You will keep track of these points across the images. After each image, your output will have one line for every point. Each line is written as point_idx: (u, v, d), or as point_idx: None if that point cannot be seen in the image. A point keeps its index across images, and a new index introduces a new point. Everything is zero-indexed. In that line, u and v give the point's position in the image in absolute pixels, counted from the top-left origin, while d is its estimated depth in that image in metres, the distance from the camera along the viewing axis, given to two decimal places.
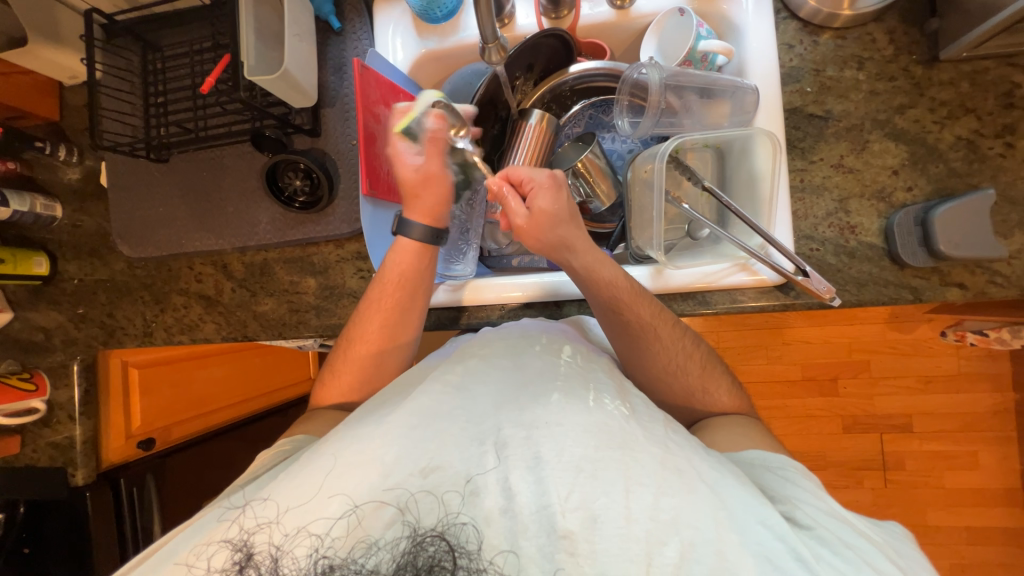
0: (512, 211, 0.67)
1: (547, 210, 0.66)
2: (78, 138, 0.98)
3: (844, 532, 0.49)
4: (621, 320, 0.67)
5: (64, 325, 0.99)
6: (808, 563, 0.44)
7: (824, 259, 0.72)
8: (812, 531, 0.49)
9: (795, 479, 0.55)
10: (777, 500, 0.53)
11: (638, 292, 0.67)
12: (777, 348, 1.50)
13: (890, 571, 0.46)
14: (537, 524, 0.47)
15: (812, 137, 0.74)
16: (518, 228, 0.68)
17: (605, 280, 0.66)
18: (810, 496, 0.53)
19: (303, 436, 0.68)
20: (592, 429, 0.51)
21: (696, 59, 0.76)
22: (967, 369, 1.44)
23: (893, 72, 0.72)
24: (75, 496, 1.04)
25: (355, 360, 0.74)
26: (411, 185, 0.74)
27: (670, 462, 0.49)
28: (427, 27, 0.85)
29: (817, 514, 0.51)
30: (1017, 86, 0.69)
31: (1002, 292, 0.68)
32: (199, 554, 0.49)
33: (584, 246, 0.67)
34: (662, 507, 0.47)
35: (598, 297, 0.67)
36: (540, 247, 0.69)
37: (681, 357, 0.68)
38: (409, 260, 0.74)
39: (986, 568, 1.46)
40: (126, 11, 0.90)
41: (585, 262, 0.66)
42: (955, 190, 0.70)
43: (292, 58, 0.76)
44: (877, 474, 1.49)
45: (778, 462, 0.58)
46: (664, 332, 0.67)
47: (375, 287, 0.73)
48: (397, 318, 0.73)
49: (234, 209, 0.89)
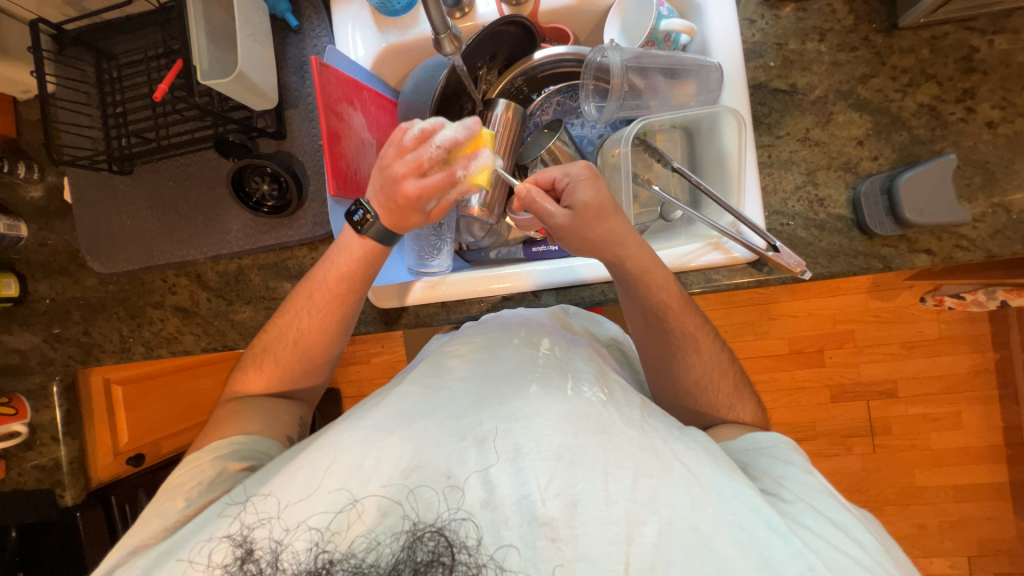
0: (546, 212, 0.62)
1: (588, 204, 0.61)
2: (37, 154, 0.95)
3: (833, 510, 0.51)
4: (663, 327, 0.66)
5: (40, 346, 0.96)
6: (785, 533, 0.46)
7: (794, 233, 0.72)
8: (794, 504, 0.51)
9: (784, 457, 0.58)
10: (762, 478, 0.56)
11: (685, 302, 0.67)
12: (763, 324, 1.52)
13: (866, 539, 0.49)
14: (517, 514, 0.47)
15: (778, 112, 0.74)
16: (557, 227, 0.63)
17: (657, 283, 0.64)
18: (797, 470, 0.56)
19: (245, 435, 0.65)
20: (569, 416, 0.52)
21: (659, 40, 0.75)
22: (947, 332, 1.47)
23: (854, 42, 0.72)
24: (64, 517, 1.03)
25: (283, 345, 0.73)
26: (387, 185, 0.66)
27: (647, 444, 0.50)
28: (387, 20, 0.83)
29: (801, 490, 0.53)
30: (975, 50, 0.69)
31: (968, 256, 0.69)
32: (200, 550, 0.49)
33: (635, 243, 0.63)
34: (641, 488, 0.47)
35: (647, 300, 0.66)
36: (587, 247, 0.64)
37: (715, 372, 0.68)
38: (358, 252, 0.71)
39: (974, 523, 1.50)
40: (74, 19, 0.87)
41: (637, 260, 0.63)
42: (920, 157, 0.70)
43: (247, 59, 0.74)
44: (865, 439, 1.52)
45: (770, 441, 0.61)
46: (703, 343, 0.68)
47: (324, 268, 0.73)
48: (337, 308, 0.72)
49: (203, 218, 0.88)
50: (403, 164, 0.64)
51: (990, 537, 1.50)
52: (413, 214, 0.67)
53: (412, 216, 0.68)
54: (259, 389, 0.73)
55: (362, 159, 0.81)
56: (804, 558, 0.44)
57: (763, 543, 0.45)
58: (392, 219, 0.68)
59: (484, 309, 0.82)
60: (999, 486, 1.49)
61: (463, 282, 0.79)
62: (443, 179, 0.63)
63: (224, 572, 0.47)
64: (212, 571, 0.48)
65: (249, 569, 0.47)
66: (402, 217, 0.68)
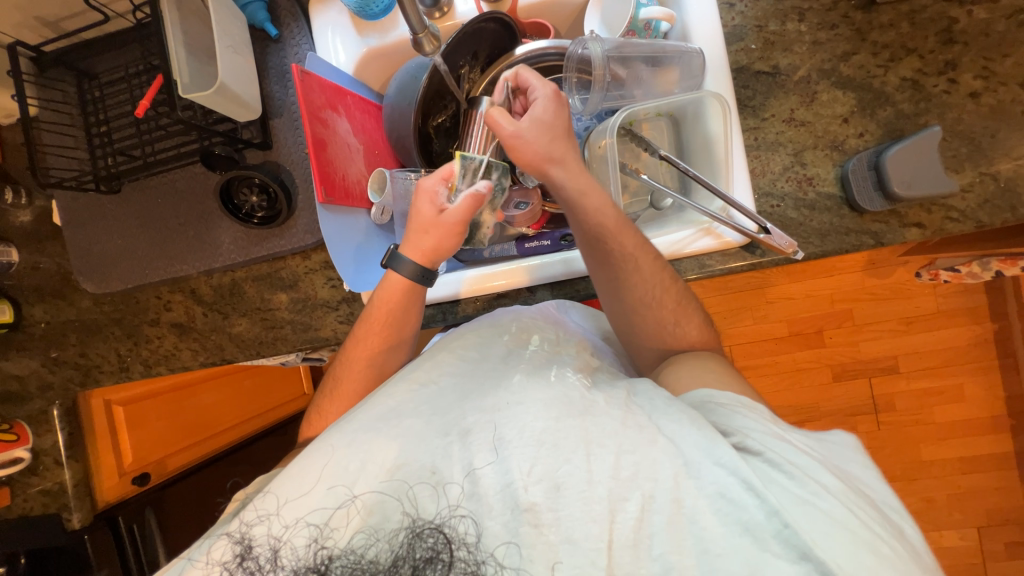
0: (498, 123, 0.65)
1: (539, 122, 0.65)
2: (23, 178, 0.94)
3: (792, 453, 0.48)
4: (604, 249, 0.65)
5: (37, 370, 0.97)
6: (758, 491, 0.44)
7: (785, 214, 0.73)
8: (762, 457, 0.48)
9: (739, 409, 0.53)
10: (728, 431, 0.51)
11: (623, 223, 0.66)
12: (762, 307, 1.52)
13: (832, 481, 0.46)
14: (501, 502, 0.47)
15: (762, 94, 0.74)
16: (505, 136, 0.65)
17: (592, 205, 0.64)
18: (755, 422, 0.52)
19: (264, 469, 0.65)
20: (552, 402, 0.52)
21: (639, 28, 0.76)
22: (945, 306, 1.47)
23: (834, 20, 0.72)
24: (74, 541, 1.01)
25: (342, 394, 0.71)
26: (420, 218, 0.68)
27: (631, 421, 0.50)
28: (367, 24, 0.83)
29: (766, 439, 0.49)
30: (955, 21, 0.69)
31: (958, 227, 0.69)
32: (206, 548, 0.50)
33: (576, 166, 0.65)
34: (624, 465, 0.47)
35: (585, 224, 0.64)
36: (525, 163, 0.65)
37: (658, 289, 0.66)
38: (399, 301, 0.71)
39: (982, 493, 1.51)
40: (52, 41, 0.87)
41: (575, 180, 0.64)
42: (905, 131, 0.71)
43: (227, 71, 0.74)
44: (870, 417, 1.52)
45: (724, 398, 0.56)
46: (645, 262, 0.65)
47: (363, 324, 0.71)
48: (384, 354, 0.71)
49: (194, 233, 0.87)
50: (441, 195, 0.68)
51: (999, 507, 1.51)
52: (441, 238, 0.68)
53: (443, 239, 0.68)
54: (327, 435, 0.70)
55: (351, 164, 0.81)
56: (778, 517, 0.44)
57: (742, 506, 0.45)
58: (418, 245, 0.69)
59: (480, 308, 0.81)
60: (1004, 455, 1.50)
61: (463, 288, 0.80)
62: (475, 199, 0.66)
63: (224, 569, 0.48)
64: (212, 568, 0.48)
65: (249, 566, 0.47)
66: (436, 242, 0.68)
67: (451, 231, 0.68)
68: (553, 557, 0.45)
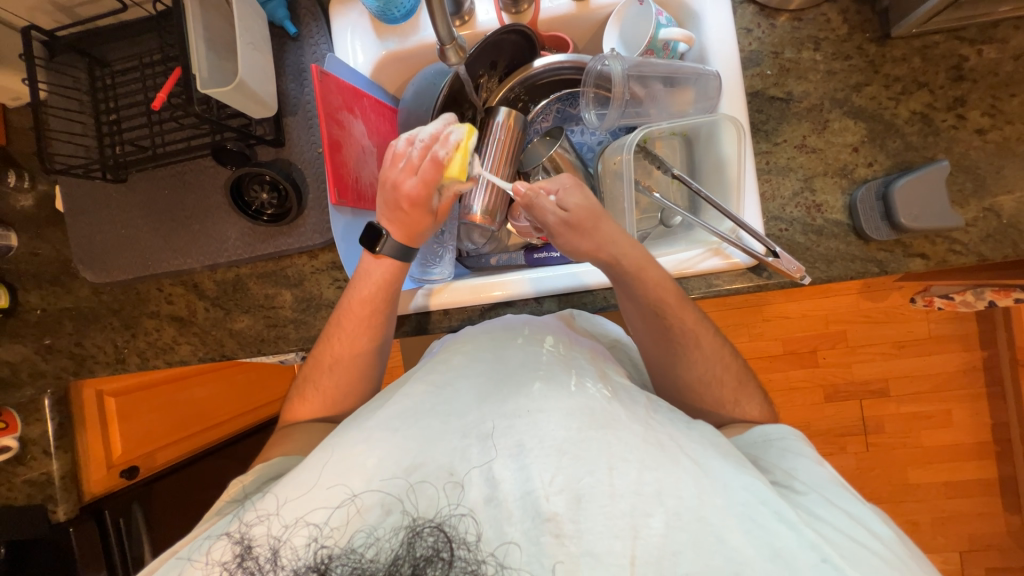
0: (541, 208, 0.66)
1: (582, 208, 0.66)
2: (28, 162, 0.93)
3: (837, 496, 0.52)
4: (662, 324, 0.66)
5: (30, 358, 0.94)
6: (794, 524, 0.46)
7: (793, 238, 0.74)
8: (808, 495, 0.51)
9: (795, 449, 0.58)
10: (774, 470, 0.56)
11: (682, 300, 0.67)
12: (758, 325, 1.54)
13: (883, 530, 0.49)
14: (522, 510, 0.47)
15: (775, 119, 0.75)
16: (546, 224, 0.67)
17: (652, 279, 0.65)
18: (808, 461, 0.56)
19: (280, 457, 0.62)
20: (575, 411, 0.51)
21: (658, 48, 0.77)
22: (938, 332, 1.50)
23: (849, 51, 0.74)
24: (56, 531, 0.98)
25: (326, 373, 0.71)
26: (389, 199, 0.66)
27: (653, 437, 0.50)
28: (387, 28, 0.84)
29: (814, 481, 0.53)
30: (965, 59, 0.71)
31: (962, 260, 0.70)
32: (206, 548, 0.49)
33: (626, 241, 0.66)
34: (647, 481, 0.47)
35: (644, 298, 0.66)
36: (575, 244, 0.67)
37: (718, 366, 0.68)
38: (380, 274, 0.70)
39: (966, 518, 1.53)
40: (66, 26, 0.86)
41: (632, 256, 0.65)
42: (913, 163, 0.72)
43: (246, 68, 0.73)
44: (860, 438, 1.54)
45: (778, 433, 0.61)
46: (705, 338, 0.67)
47: (347, 299, 0.72)
48: (368, 331, 0.71)
49: (200, 227, 0.87)
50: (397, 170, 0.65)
51: (982, 533, 1.53)
52: (414, 214, 0.67)
53: (415, 214, 0.67)
54: (306, 415, 0.71)
55: (363, 167, 0.81)
56: (817, 550, 0.45)
57: (772, 533, 0.46)
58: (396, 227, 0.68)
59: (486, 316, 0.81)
60: (989, 482, 1.52)
61: (467, 293, 0.79)
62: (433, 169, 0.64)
63: (224, 570, 0.47)
64: (211, 569, 0.47)
65: (249, 566, 0.47)
66: (405, 217, 0.67)
67: (416, 203, 0.66)
68: (574, 570, 0.45)
